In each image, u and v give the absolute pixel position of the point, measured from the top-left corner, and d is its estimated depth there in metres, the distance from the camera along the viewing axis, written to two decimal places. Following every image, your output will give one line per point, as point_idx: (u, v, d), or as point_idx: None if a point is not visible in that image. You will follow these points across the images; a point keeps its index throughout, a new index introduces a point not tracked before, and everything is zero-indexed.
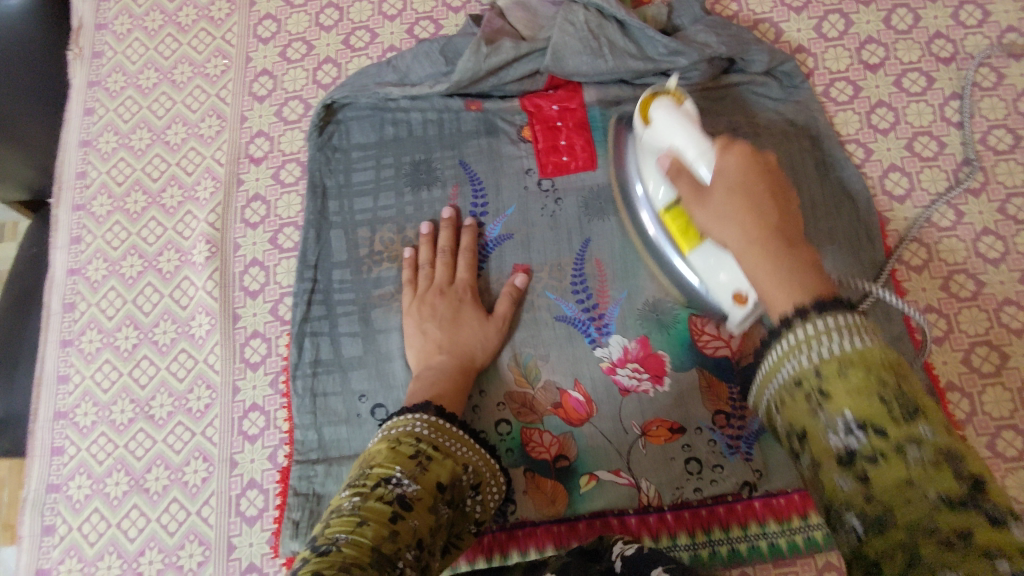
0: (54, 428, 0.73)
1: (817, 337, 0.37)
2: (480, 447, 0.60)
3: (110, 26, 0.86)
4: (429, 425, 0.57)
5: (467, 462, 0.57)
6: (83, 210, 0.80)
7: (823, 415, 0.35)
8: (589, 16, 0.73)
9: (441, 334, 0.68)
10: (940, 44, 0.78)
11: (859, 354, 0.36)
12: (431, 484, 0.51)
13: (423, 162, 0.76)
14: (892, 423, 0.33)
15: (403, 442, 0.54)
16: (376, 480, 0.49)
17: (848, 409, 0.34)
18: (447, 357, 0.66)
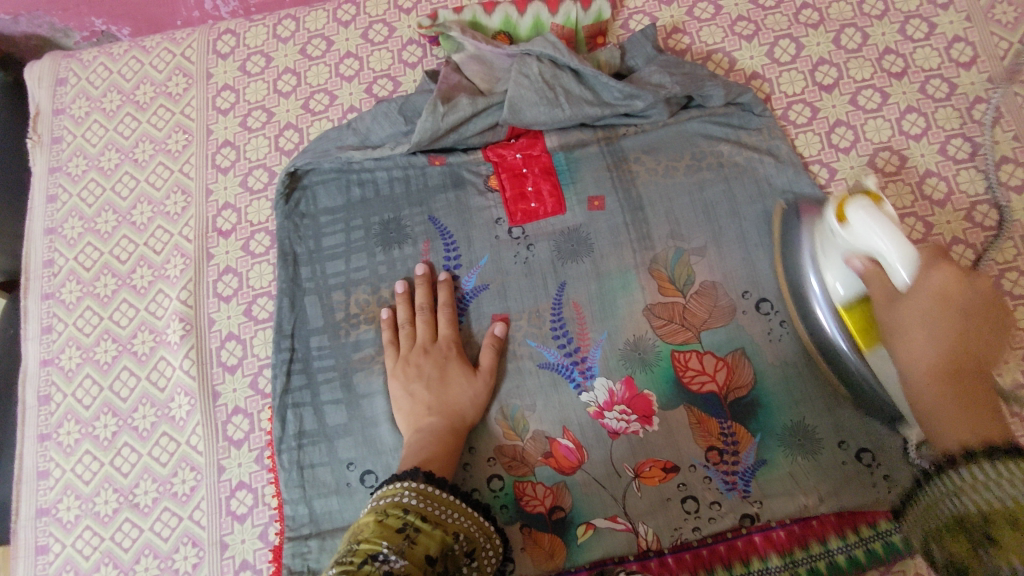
0: (37, 526, 0.71)
1: None
2: (470, 510, 0.60)
3: (68, 110, 0.86)
4: (416, 494, 0.56)
5: (456, 528, 0.57)
6: (52, 298, 0.79)
7: None
8: (542, 67, 0.74)
9: (429, 395, 0.67)
10: (891, 60, 0.79)
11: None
12: (420, 557, 0.51)
13: (392, 221, 0.76)
14: (1021, 449, 0.40)
15: (390, 514, 0.54)
16: (362, 557, 0.48)
17: (945, 421, 0.43)
18: (437, 419, 0.66)
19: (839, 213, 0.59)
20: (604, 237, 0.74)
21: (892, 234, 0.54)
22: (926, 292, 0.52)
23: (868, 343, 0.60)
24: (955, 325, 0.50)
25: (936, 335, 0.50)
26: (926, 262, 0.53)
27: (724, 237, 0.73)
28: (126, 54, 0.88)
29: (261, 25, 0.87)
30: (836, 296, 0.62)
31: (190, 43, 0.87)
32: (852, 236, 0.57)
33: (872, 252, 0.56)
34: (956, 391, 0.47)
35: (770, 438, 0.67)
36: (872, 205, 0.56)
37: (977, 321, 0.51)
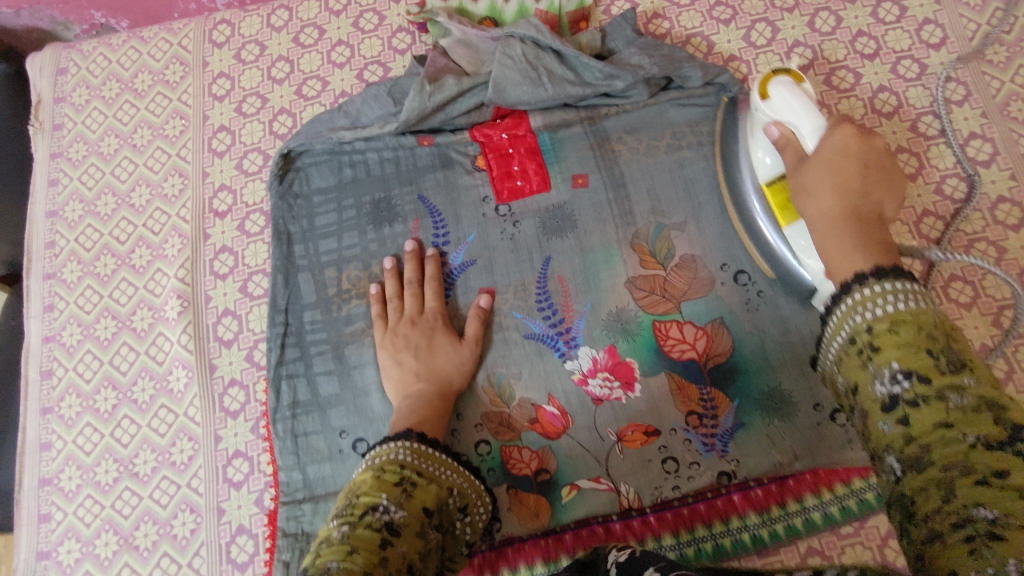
0: (40, 496, 0.73)
1: (875, 305, 0.41)
2: (463, 469, 0.62)
3: (69, 98, 0.89)
4: (411, 451, 0.58)
5: (451, 484, 0.59)
6: (53, 278, 0.81)
7: (872, 367, 0.40)
8: (525, 48, 0.77)
9: (417, 363, 0.69)
10: (863, 42, 0.82)
11: (911, 318, 0.39)
12: (417, 509, 0.53)
13: (383, 200, 0.79)
14: (934, 371, 0.37)
15: (387, 470, 0.55)
16: (363, 509, 0.50)
17: (894, 361, 0.39)
18: (425, 385, 0.68)
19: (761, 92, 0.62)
20: (587, 213, 0.77)
21: (806, 106, 0.58)
22: (824, 151, 0.55)
23: (788, 216, 0.66)
24: (854, 173, 0.52)
25: (840, 181, 0.52)
26: (832, 124, 0.56)
27: (703, 212, 0.75)
28: (124, 45, 0.90)
29: (255, 15, 0.90)
30: (762, 170, 0.68)
31: (187, 33, 0.90)
32: (767, 109, 0.61)
33: (783, 119, 0.60)
34: (860, 236, 0.48)
35: (747, 402, 0.69)
36: (792, 83, 0.61)
37: (874, 152, 0.54)
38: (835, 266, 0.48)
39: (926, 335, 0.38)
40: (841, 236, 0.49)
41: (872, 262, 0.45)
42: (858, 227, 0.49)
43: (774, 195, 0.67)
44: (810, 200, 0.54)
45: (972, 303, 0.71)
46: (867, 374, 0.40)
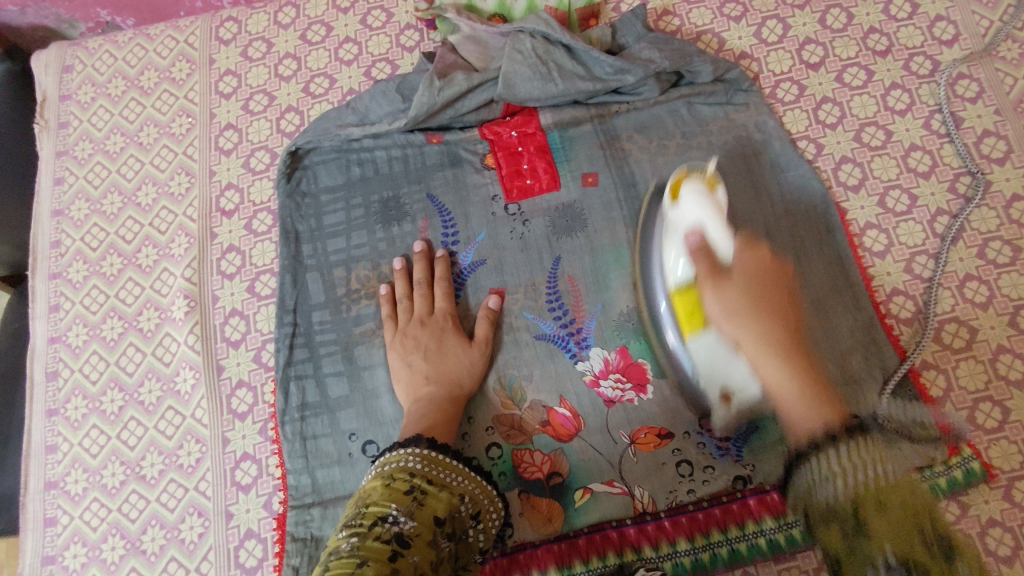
0: (46, 499, 0.72)
1: (851, 475, 0.46)
2: (474, 474, 0.61)
3: (74, 96, 0.88)
4: (421, 458, 0.57)
5: (463, 489, 0.58)
6: (59, 278, 0.80)
7: (864, 550, 0.42)
8: (535, 43, 0.76)
9: (427, 364, 0.69)
10: (876, 38, 0.81)
11: (880, 484, 0.44)
12: (428, 518, 0.52)
13: (391, 199, 0.78)
14: (926, 557, 0.40)
15: (397, 478, 0.55)
16: (372, 519, 0.50)
17: (888, 548, 0.41)
18: (435, 387, 0.67)
19: (673, 194, 0.65)
20: (597, 212, 0.76)
21: (714, 213, 0.62)
22: (744, 271, 0.60)
23: (693, 326, 0.63)
24: (772, 306, 0.59)
25: (757, 308, 0.58)
26: (744, 245, 0.62)
27: None
28: (130, 42, 0.90)
29: (262, 12, 0.89)
30: (672, 277, 0.64)
31: (193, 30, 0.89)
32: (681, 211, 0.64)
33: (701, 223, 0.62)
34: (805, 386, 0.55)
35: None
36: (704, 190, 0.63)
37: (778, 283, 0.60)
38: (801, 417, 0.53)
39: (908, 508, 0.43)
40: (789, 367, 0.56)
41: (837, 417, 0.51)
42: (802, 370, 0.56)
43: (683, 303, 0.63)
44: (745, 336, 0.58)
45: (988, 303, 0.70)
46: (851, 553, 0.43)
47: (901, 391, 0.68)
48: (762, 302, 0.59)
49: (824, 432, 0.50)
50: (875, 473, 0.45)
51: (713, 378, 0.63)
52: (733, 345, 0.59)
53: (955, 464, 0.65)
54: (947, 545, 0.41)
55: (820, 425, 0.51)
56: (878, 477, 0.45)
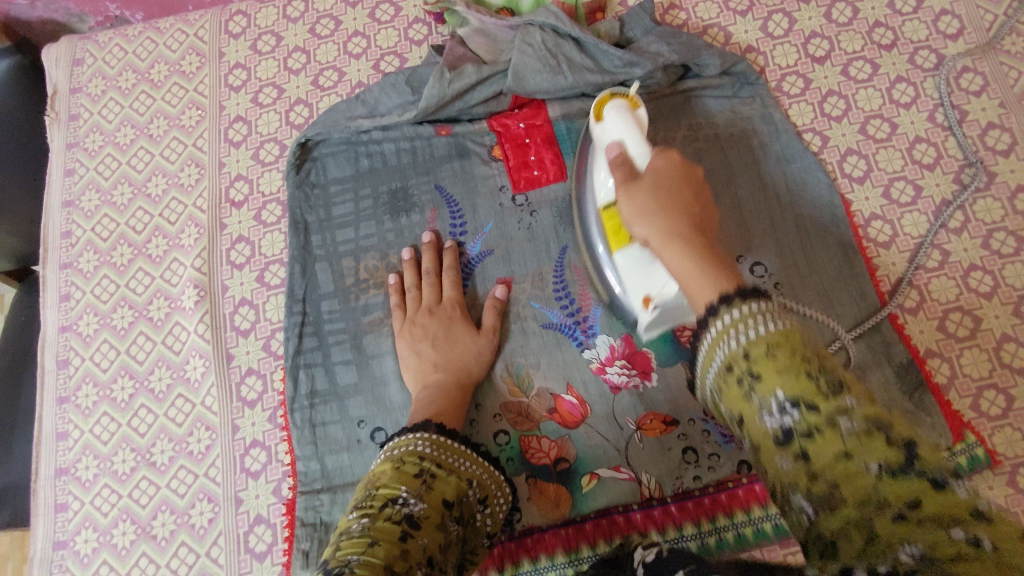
0: (56, 485, 0.73)
1: (746, 326, 0.37)
2: (482, 461, 0.61)
3: (85, 89, 0.89)
4: (429, 443, 0.57)
5: (471, 473, 0.58)
6: (70, 268, 0.81)
7: (755, 399, 0.35)
8: (545, 36, 0.77)
9: (435, 352, 0.69)
10: (880, 33, 0.82)
11: (780, 338, 0.36)
12: (437, 502, 0.51)
13: (400, 190, 0.79)
14: (819, 397, 0.32)
15: (407, 461, 0.54)
16: (383, 500, 0.49)
17: (780, 388, 0.34)
18: (442, 375, 0.68)
19: (598, 112, 0.65)
20: None
21: (632, 125, 0.61)
22: (654, 175, 0.55)
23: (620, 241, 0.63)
24: (681, 189, 0.53)
25: (663, 205, 0.52)
26: (658, 150, 0.57)
27: (721, 202, 0.75)
28: (140, 36, 0.90)
29: (271, 6, 0.90)
30: (603, 194, 0.65)
31: (203, 24, 0.90)
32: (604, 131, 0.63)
33: (622, 139, 0.60)
34: (701, 250, 0.48)
35: None
36: (625, 108, 0.63)
37: (692, 184, 0.54)
38: (693, 285, 0.46)
39: (798, 355, 0.35)
40: (688, 256, 0.48)
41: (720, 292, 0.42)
42: (699, 240, 0.49)
43: (609, 220, 0.64)
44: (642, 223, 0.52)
45: (992, 292, 0.71)
46: (749, 399, 0.35)
47: (909, 376, 0.68)
48: (671, 193, 0.53)
49: (715, 302, 0.41)
50: (760, 330, 0.37)
51: (652, 406, 0.63)
52: (651, 251, 0.58)
53: (959, 451, 0.66)
54: (838, 382, 0.33)
55: (710, 296, 0.43)
56: (762, 334, 0.36)
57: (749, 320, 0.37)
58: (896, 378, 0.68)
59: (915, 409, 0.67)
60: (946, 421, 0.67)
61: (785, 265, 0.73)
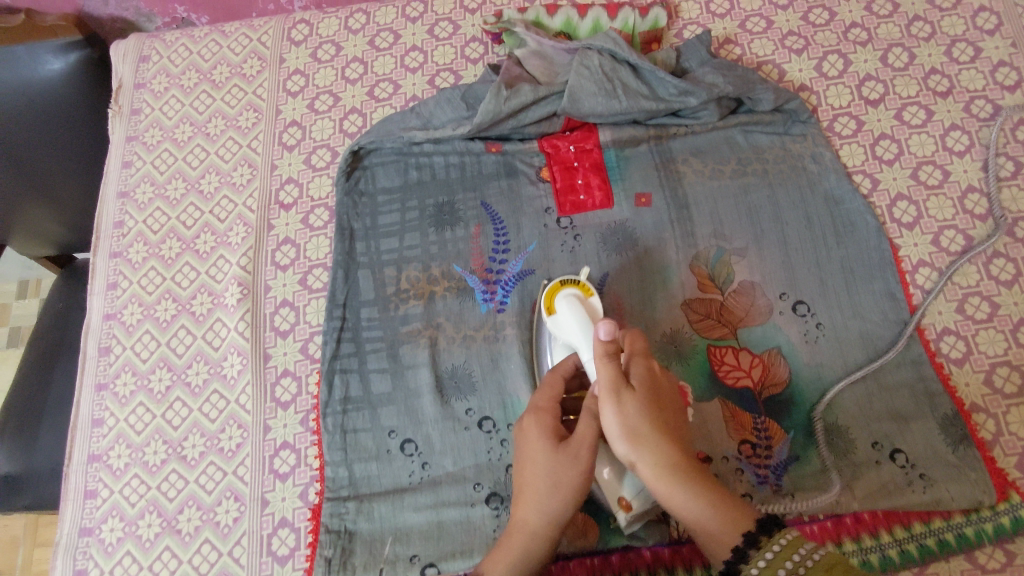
0: (88, 471, 0.74)
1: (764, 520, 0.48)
2: (510, 553, 0.52)
3: (149, 85, 0.91)
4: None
5: (514, 568, 0.51)
6: (119, 257, 0.83)
7: None
8: (603, 60, 0.78)
9: (541, 464, 0.53)
10: (936, 79, 0.81)
11: (807, 536, 0.47)
12: None
13: (446, 204, 0.79)
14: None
15: None
16: None
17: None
18: (558, 504, 0.52)
19: (550, 304, 0.67)
20: (648, 231, 0.76)
21: (583, 322, 0.63)
22: (637, 382, 0.54)
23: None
24: (659, 418, 0.53)
25: (653, 413, 0.52)
26: (635, 340, 0.57)
27: (766, 239, 0.75)
28: (205, 37, 0.93)
29: (333, 16, 0.92)
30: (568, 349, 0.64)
31: (266, 30, 0.92)
32: (561, 319, 0.64)
33: (576, 338, 0.63)
34: (706, 484, 0.50)
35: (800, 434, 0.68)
36: (578, 301, 0.65)
37: (667, 389, 0.56)
38: (701, 530, 0.50)
39: (833, 551, 0.46)
40: (699, 497, 0.50)
41: (725, 523, 0.49)
42: (689, 461, 0.51)
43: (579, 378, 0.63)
44: (630, 462, 0.52)
45: None
46: None
47: (953, 430, 0.67)
48: (653, 434, 0.52)
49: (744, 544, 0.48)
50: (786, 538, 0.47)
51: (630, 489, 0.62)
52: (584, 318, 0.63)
53: (1002, 511, 0.64)
54: None
55: (733, 541, 0.48)
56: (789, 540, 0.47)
57: (791, 548, 0.46)
58: (939, 429, 0.67)
59: (958, 462, 0.65)
60: (990, 478, 0.65)
61: (829, 306, 0.72)
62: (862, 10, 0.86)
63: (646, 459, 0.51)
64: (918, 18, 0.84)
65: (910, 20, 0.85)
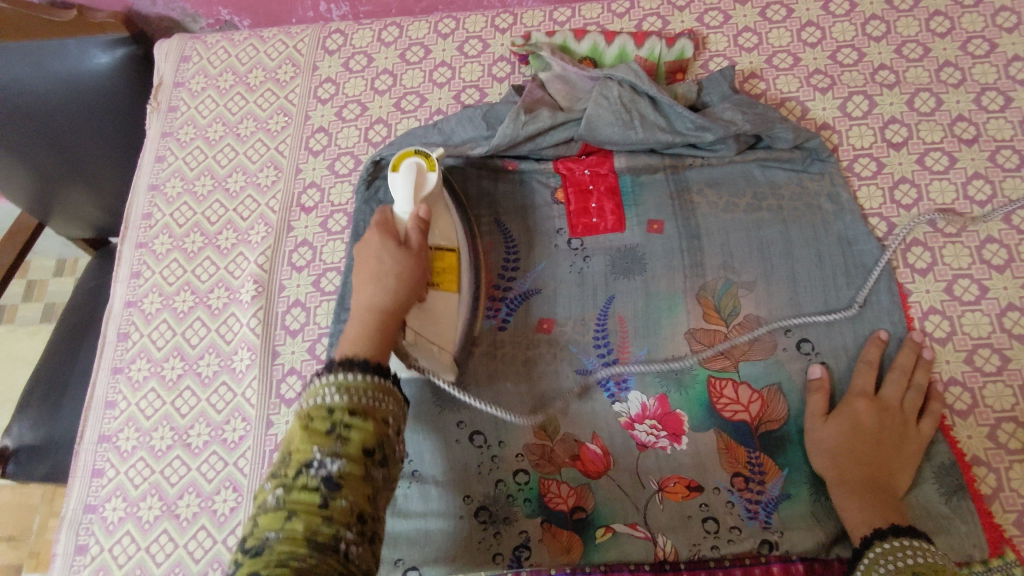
0: (97, 451, 0.77)
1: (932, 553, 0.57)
2: (383, 378, 0.55)
3: (188, 84, 0.95)
4: (337, 387, 0.52)
5: (383, 363, 0.56)
6: (145, 247, 0.86)
7: None
8: (622, 91, 0.79)
9: (393, 268, 0.63)
10: (962, 126, 0.81)
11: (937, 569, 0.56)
12: (357, 453, 0.50)
13: (461, 219, 0.81)
14: None
15: (316, 418, 0.51)
16: (296, 468, 0.48)
17: None
18: (396, 281, 0.62)
19: (397, 163, 0.73)
20: (658, 258, 0.77)
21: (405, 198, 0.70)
22: (398, 258, 0.63)
23: (448, 284, 0.70)
24: (395, 285, 0.62)
25: (382, 278, 0.62)
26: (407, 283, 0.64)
27: (775, 274, 0.75)
28: (244, 41, 0.96)
29: (368, 28, 0.94)
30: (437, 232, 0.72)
31: (303, 37, 0.95)
32: (398, 182, 0.71)
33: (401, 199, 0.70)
34: (367, 280, 0.62)
35: (797, 474, 0.68)
36: (416, 175, 0.71)
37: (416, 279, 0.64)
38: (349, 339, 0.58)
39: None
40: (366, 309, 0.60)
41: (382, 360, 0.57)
42: (380, 315, 0.60)
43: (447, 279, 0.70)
44: (388, 263, 0.63)
45: None
46: None
47: (949, 479, 0.66)
48: (389, 270, 0.62)
49: (872, 536, 0.60)
50: (914, 561, 0.57)
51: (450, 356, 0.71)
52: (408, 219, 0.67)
53: (994, 566, 0.63)
54: None
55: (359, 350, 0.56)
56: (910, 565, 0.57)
57: (899, 550, 0.58)
58: (934, 479, 0.66)
59: (952, 513, 0.64)
60: (985, 533, 0.64)
61: (833, 346, 0.72)
62: (891, 53, 0.85)
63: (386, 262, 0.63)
64: (948, 64, 0.84)
65: (940, 66, 0.84)
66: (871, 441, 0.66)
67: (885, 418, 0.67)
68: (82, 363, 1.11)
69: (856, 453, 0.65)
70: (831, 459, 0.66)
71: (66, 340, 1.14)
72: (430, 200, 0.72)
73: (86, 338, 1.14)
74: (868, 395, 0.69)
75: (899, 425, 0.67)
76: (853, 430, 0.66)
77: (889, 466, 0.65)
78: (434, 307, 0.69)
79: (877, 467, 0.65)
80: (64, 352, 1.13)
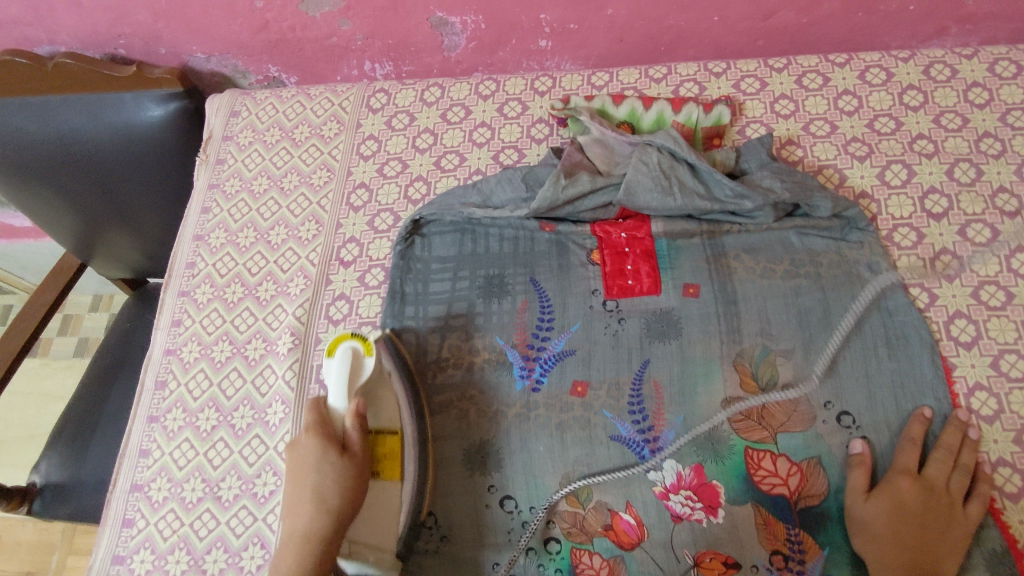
0: (129, 500, 0.77)
1: None
2: None
3: (236, 138, 0.98)
4: None
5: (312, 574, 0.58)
6: (186, 296, 0.88)
7: None
8: (662, 157, 0.80)
9: (334, 495, 0.61)
10: (1004, 198, 0.80)
11: None
12: None
13: (496, 277, 0.82)
14: None
15: None
16: None
17: None
18: (338, 501, 0.61)
19: (332, 347, 0.69)
20: (694, 323, 0.76)
21: (342, 392, 0.67)
22: (331, 485, 0.62)
23: (393, 473, 0.68)
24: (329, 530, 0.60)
25: (319, 506, 0.61)
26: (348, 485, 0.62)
27: (814, 343, 0.74)
28: (292, 98, 1.00)
29: (411, 88, 0.97)
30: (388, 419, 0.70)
31: (348, 95, 0.98)
32: (333, 368, 0.67)
33: (336, 392, 0.67)
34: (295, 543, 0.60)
35: (838, 554, 0.66)
36: (357, 354, 0.68)
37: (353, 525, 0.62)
38: None
39: None
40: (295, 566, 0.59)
41: None
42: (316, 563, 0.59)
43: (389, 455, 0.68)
44: (322, 482, 0.62)
45: None
46: None
47: (1000, 568, 0.63)
48: (330, 504, 0.61)
49: None
50: None
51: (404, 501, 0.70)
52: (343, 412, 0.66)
53: None
54: None
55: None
56: None
57: None
58: (985, 566, 0.64)
59: None
60: None
61: (875, 420, 0.71)
62: (930, 123, 0.85)
63: (328, 486, 0.62)
64: (988, 135, 0.83)
65: (980, 136, 0.84)
66: (916, 524, 0.64)
67: (932, 501, 0.65)
68: (113, 404, 1.13)
69: (902, 536, 0.63)
70: (876, 540, 0.64)
71: (100, 380, 1.16)
72: (369, 386, 0.69)
73: (119, 378, 1.16)
74: (914, 475, 0.66)
75: (947, 507, 0.65)
76: (900, 513, 0.64)
77: (937, 553, 0.63)
78: (374, 507, 0.67)
79: (924, 553, 0.63)
80: (97, 392, 1.14)
